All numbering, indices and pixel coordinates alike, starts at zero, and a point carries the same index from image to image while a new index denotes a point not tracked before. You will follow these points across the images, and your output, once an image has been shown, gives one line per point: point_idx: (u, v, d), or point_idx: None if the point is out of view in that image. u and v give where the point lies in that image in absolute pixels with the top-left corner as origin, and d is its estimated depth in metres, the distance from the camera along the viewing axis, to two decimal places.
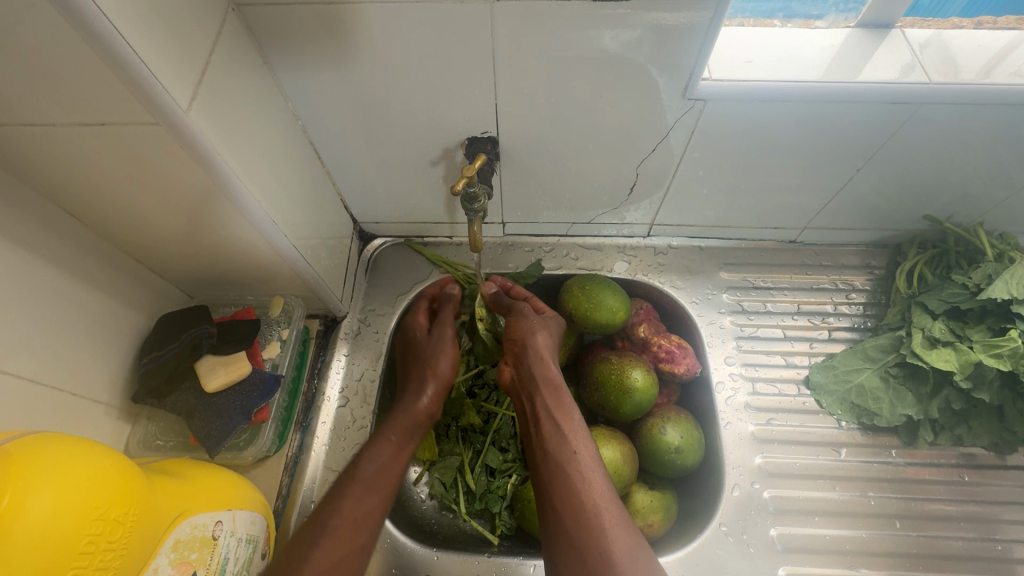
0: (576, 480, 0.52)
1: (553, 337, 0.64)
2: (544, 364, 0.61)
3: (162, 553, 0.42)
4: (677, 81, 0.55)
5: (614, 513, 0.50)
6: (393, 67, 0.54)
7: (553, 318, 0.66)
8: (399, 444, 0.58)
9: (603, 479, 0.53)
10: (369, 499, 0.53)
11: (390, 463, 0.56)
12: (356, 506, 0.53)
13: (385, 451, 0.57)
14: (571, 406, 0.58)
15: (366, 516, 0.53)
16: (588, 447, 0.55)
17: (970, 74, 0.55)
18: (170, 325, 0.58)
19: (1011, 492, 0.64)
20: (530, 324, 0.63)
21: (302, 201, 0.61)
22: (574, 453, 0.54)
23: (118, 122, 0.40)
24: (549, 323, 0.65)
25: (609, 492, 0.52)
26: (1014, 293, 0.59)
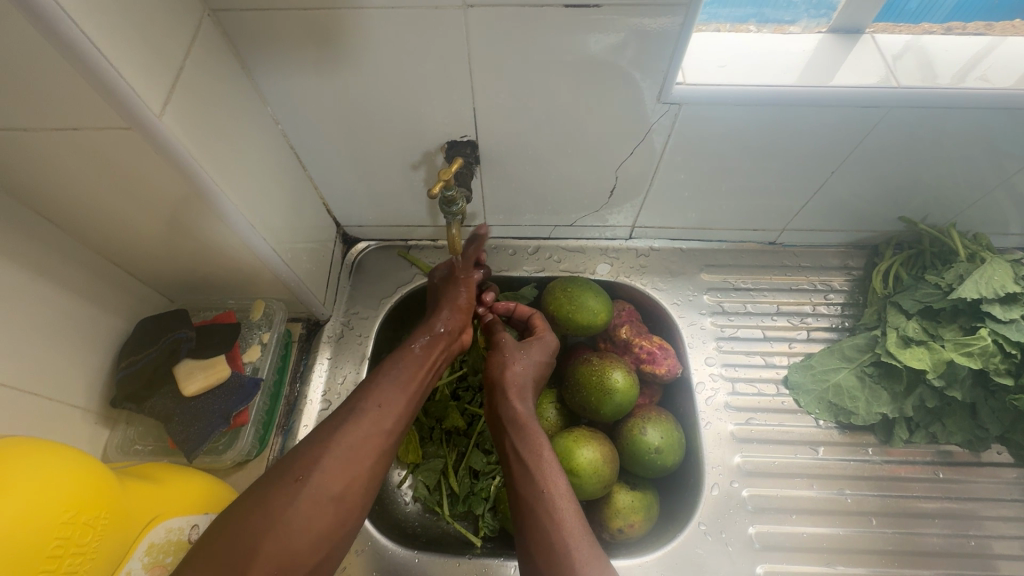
0: (546, 513, 0.52)
1: (531, 367, 0.64)
2: (520, 399, 0.62)
3: (135, 556, 0.42)
4: (653, 85, 0.56)
5: (583, 548, 0.49)
6: (372, 71, 0.55)
7: (535, 345, 0.66)
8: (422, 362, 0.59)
9: (574, 514, 0.52)
10: (389, 412, 0.54)
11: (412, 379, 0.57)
12: (379, 416, 0.53)
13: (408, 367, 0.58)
14: (542, 438, 0.58)
15: (385, 425, 0.53)
16: (558, 482, 0.55)
17: (940, 79, 0.57)
18: (149, 329, 0.57)
19: (986, 488, 0.65)
20: (506, 358, 0.64)
21: (282, 204, 0.61)
22: (545, 487, 0.54)
23: (89, 127, 0.40)
24: (527, 352, 0.65)
25: (579, 527, 0.51)
26: (983, 293, 0.60)
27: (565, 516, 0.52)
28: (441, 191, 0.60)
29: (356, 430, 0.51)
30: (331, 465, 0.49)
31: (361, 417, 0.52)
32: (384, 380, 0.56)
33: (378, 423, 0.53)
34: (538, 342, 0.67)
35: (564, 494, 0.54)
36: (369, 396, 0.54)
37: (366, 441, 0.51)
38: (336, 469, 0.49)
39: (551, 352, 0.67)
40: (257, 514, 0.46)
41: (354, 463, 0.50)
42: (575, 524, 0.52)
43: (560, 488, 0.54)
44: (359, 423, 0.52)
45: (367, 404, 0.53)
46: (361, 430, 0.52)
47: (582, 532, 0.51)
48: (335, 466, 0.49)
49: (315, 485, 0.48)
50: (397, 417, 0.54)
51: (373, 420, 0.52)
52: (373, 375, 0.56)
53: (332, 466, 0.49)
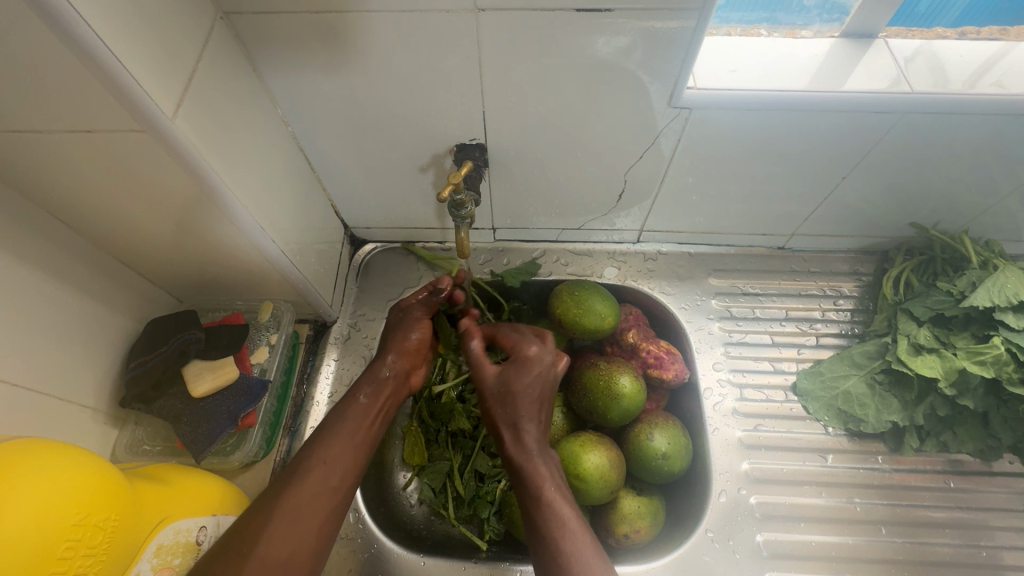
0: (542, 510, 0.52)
1: (530, 390, 0.58)
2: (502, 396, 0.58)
3: (144, 558, 0.42)
4: (664, 89, 0.55)
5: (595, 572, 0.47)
6: (383, 74, 0.55)
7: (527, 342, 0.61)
8: (369, 415, 0.57)
9: (587, 540, 0.50)
10: (334, 469, 0.51)
11: (360, 427, 0.55)
12: (323, 474, 0.51)
13: (353, 419, 0.56)
14: (543, 470, 0.54)
15: (330, 483, 0.51)
16: (566, 510, 0.51)
17: (954, 84, 0.56)
18: (159, 330, 0.58)
19: (998, 498, 0.64)
20: (501, 386, 0.59)
21: (291, 207, 0.61)
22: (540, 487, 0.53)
23: (103, 129, 0.41)
24: (524, 372, 0.59)
25: (590, 552, 0.48)
26: (996, 300, 0.59)
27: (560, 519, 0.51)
28: (450, 195, 0.60)
29: (300, 492, 0.49)
30: (275, 534, 0.46)
31: (303, 477, 0.50)
32: (328, 437, 0.53)
33: (323, 481, 0.51)
34: (533, 359, 0.60)
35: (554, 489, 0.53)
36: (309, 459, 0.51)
37: (313, 501, 0.49)
38: (281, 536, 0.47)
39: (547, 368, 0.59)
40: None
41: (299, 526, 0.48)
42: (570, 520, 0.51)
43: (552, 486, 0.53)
44: (303, 485, 0.50)
45: (311, 462, 0.51)
46: (305, 492, 0.49)
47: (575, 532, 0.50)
48: (280, 533, 0.47)
49: (258, 558, 0.45)
50: (343, 473, 0.52)
51: (318, 479, 0.50)
52: (317, 434, 0.54)
53: (278, 533, 0.47)
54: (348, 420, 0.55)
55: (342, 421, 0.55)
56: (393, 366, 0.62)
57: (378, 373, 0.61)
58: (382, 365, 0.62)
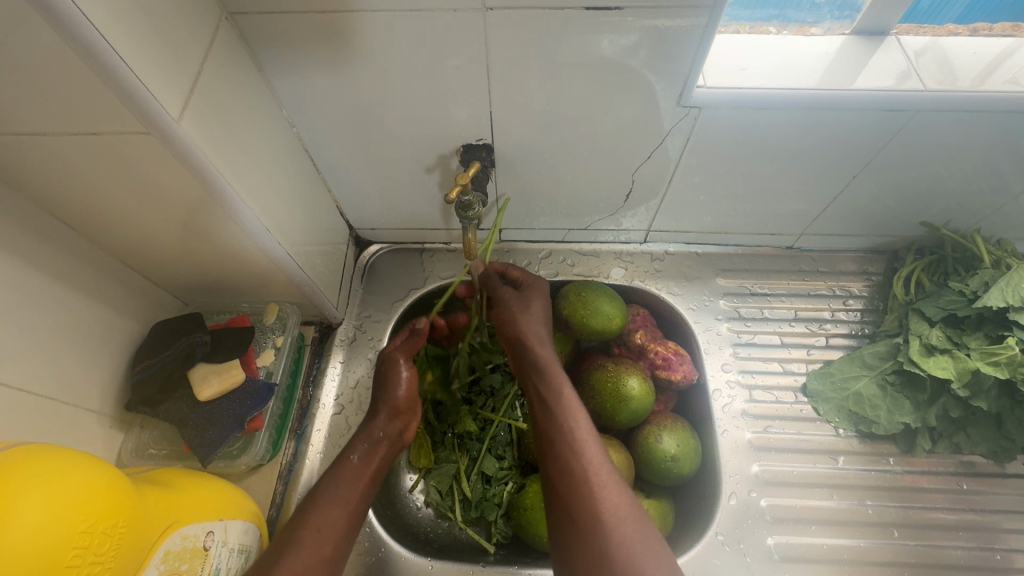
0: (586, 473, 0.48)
1: (539, 315, 0.62)
2: (539, 346, 0.58)
3: (151, 564, 0.42)
4: (673, 87, 0.55)
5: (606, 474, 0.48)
6: (389, 74, 0.54)
7: (537, 300, 0.64)
8: (364, 476, 0.56)
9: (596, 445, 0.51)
10: (328, 536, 0.49)
11: (353, 491, 0.54)
12: (317, 543, 0.48)
13: (347, 482, 0.54)
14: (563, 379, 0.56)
15: (324, 552, 0.48)
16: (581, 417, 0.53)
17: (967, 81, 0.55)
18: (164, 333, 0.57)
19: (1011, 501, 0.64)
20: (513, 309, 0.62)
21: (296, 208, 0.61)
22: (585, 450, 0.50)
23: (108, 131, 0.40)
24: (532, 303, 0.63)
25: (601, 454, 0.50)
26: (1010, 301, 0.58)
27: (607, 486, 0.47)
28: (457, 196, 0.60)
29: (293, 564, 0.46)
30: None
31: (298, 547, 0.48)
32: (323, 500, 0.52)
33: (318, 551, 0.48)
34: (536, 290, 0.65)
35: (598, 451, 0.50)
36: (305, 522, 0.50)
37: (307, 574, 0.46)
38: None
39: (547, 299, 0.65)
40: None
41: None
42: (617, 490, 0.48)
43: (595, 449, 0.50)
44: (297, 556, 0.47)
45: (304, 529, 0.49)
46: (298, 563, 0.46)
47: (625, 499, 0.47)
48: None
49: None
50: (337, 539, 0.50)
51: (312, 548, 0.48)
52: (309, 500, 0.52)
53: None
54: (341, 483, 0.54)
55: (335, 485, 0.54)
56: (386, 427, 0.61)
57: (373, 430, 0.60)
58: (376, 422, 0.60)
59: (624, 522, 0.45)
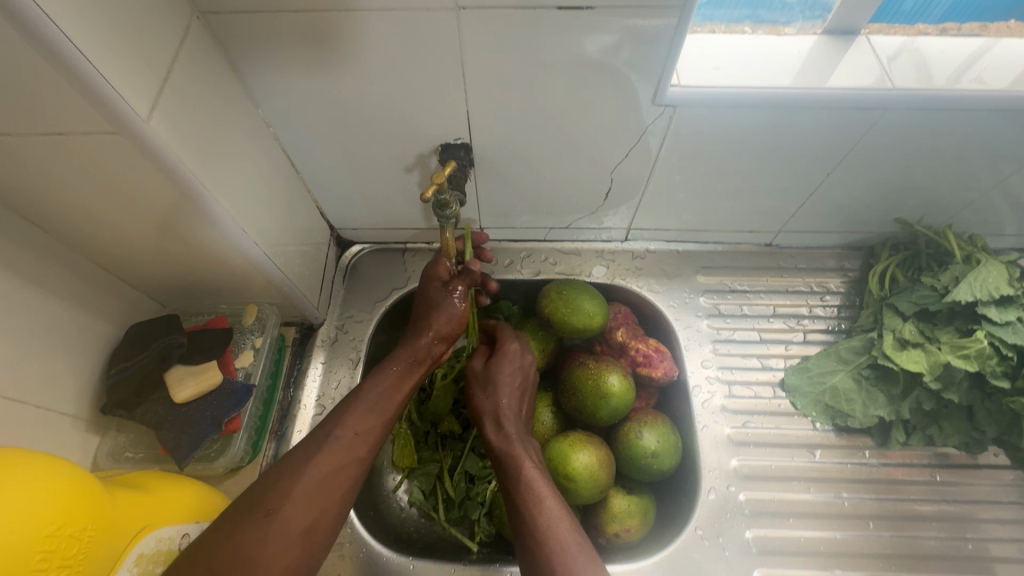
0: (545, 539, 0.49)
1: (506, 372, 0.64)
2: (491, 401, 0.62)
3: (124, 567, 0.41)
4: (649, 85, 0.55)
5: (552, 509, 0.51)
6: (366, 73, 0.54)
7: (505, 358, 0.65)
8: (403, 388, 0.56)
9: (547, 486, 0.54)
10: (365, 440, 0.52)
11: (391, 402, 0.55)
12: (352, 444, 0.51)
13: (388, 390, 0.55)
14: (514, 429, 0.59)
15: (359, 453, 0.51)
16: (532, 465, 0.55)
17: (936, 79, 0.56)
18: (141, 335, 0.57)
19: (986, 491, 0.64)
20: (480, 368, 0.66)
21: (273, 208, 0.60)
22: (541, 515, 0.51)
23: (75, 131, 0.40)
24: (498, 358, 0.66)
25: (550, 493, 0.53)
26: (978, 295, 0.60)
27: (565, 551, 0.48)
28: (434, 195, 0.59)
29: (328, 461, 0.49)
30: (301, 498, 0.47)
31: (334, 445, 0.50)
32: (362, 404, 0.53)
33: (352, 451, 0.51)
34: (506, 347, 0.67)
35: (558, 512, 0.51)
36: (343, 424, 0.51)
37: (340, 470, 0.50)
38: (304, 502, 0.47)
39: (519, 351, 0.66)
40: (225, 552, 0.43)
41: (325, 498, 0.48)
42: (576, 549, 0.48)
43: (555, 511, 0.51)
44: (332, 452, 0.50)
45: (343, 429, 0.51)
46: (334, 460, 0.49)
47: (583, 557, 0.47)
48: (306, 501, 0.47)
49: (286, 518, 0.46)
50: (372, 445, 0.52)
51: (346, 448, 0.51)
52: (349, 399, 0.54)
53: (303, 500, 0.47)
54: (382, 391, 0.55)
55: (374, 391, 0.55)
56: (432, 347, 0.60)
57: (419, 346, 0.59)
58: (422, 341, 0.59)
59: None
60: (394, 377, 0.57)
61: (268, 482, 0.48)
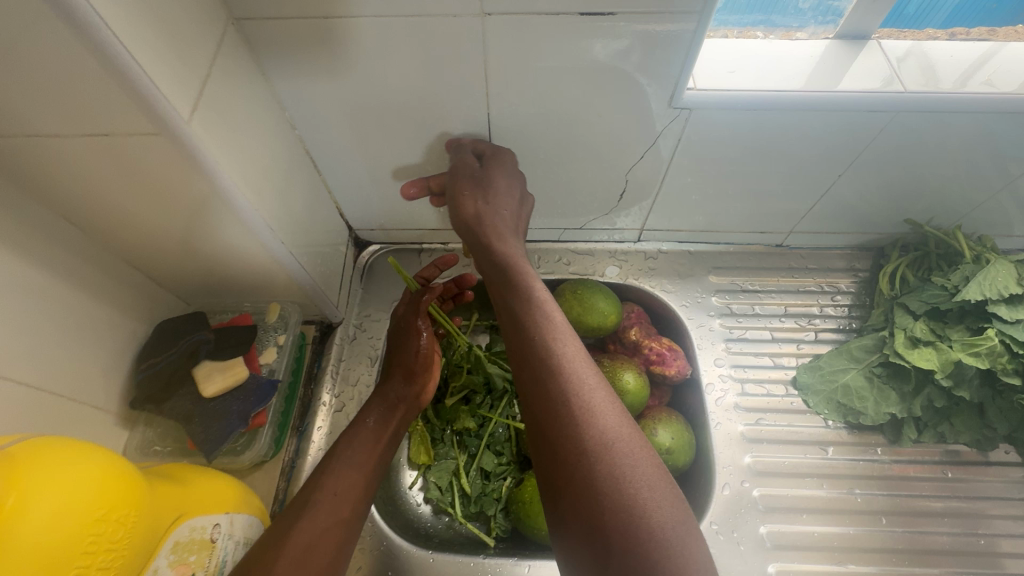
0: (588, 422, 0.44)
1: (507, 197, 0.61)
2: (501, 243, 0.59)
3: (161, 555, 0.42)
4: (664, 90, 0.57)
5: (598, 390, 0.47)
6: (389, 77, 0.56)
7: (500, 174, 0.60)
8: (376, 441, 0.59)
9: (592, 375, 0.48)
10: (344, 499, 0.53)
11: (367, 454, 0.57)
12: (334, 505, 0.52)
13: (363, 444, 0.58)
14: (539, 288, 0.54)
15: (342, 514, 0.52)
16: (572, 342, 0.50)
17: (947, 82, 0.58)
18: (169, 331, 0.57)
19: (997, 488, 0.65)
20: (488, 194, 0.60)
21: (297, 208, 0.62)
22: (579, 392, 0.46)
23: (119, 133, 0.41)
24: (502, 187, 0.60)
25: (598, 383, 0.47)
26: (988, 294, 0.60)
27: (596, 402, 0.45)
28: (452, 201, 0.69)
29: (311, 526, 0.50)
30: (284, 574, 0.46)
31: (315, 509, 0.51)
32: (338, 465, 0.55)
33: (335, 513, 0.52)
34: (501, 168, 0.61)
35: (603, 394, 0.46)
36: (320, 491, 0.52)
37: (324, 533, 0.50)
38: (290, 574, 0.46)
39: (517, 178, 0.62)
40: None
41: (309, 566, 0.48)
42: (631, 435, 0.44)
43: (595, 387, 0.47)
44: (314, 517, 0.50)
45: (321, 494, 0.52)
46: (316, 526, 0.50)
47: (636, 442, 0.43)
48: (291, 573, 0.46)
49: None
50: (352, 503, 0.53)
51: (327, 511, 0.51)
52: (324, 464, 0.56)
53: (286, 575, 0.46)
54: (357, 444, 0.58)
55: (350, 450, 0.57)
56: (376, 416, 0.62)
57: (362, 421, 0.61)
58: (365, 420, 0.61)
59: (635, 465, 0.42)
60: (373, 432, 0.60)
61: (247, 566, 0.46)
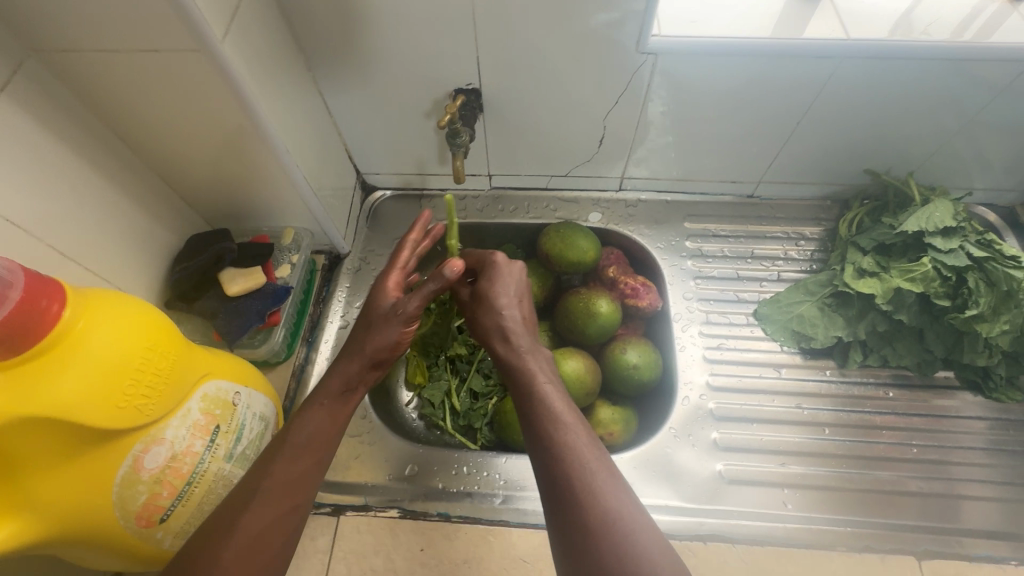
0: (561, 454, 0.48)
1: (508, 282, 0.62)
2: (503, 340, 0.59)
3: (193, 401, 0.50)
4: (631, 37, 0.63)
5: (595, 457, 0.48)
6: (392, 23, 0.64)
7: (497, 286, 0.62)
8: (334, 418, 0.53)
9: (589, 440, 0.50)
10: (299, 483, 0.49)
11: (321, 433, 0.51)
12: (284, 492, 0.48)
13: (317, 423, 0.52)
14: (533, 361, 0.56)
15: (292, 501, 0.48)
16: (569, 410, 0.51)
17: (890, 32, 0.64)
18: (199, 242, 0.66)
19: (934, 408, 0.71)
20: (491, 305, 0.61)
21: (311, 141, 0.70)
22: (579, 463, 0.47)
23: (166, 48, 0.49)
24: (502, 280, 0.62)
25: (593, 446, 0.49)
26: (924, 226, 0.66)
27: (596, 472, 0.47)
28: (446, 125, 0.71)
29: (258, 514, 0.46)
30: (230, 564, 0.44)
31: (262, 497, 0.47)
32: (288, 448, 0.50)
33: (284, 500, 0.48)
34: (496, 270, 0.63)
35: (599, 462, 0.48)
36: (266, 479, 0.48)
37: (276, 521, 0.47)
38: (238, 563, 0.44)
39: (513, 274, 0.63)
40: None
41: (260, 554, 0.45)
42: (634, 509, 0.45)
43: (593, 456, 0.48)
44: (262, 505, 0.47)
45: (268, 481, 0.48)
46: (264, 515, 0.46)
47: (634, 519, 0.44)
48: (238, 561, 0.44)
49: None
50: (308, 487, 0.50)
51: (278, 497, 0.47)
52: (278, 441, 0.51)
53: (234, 561, 0.44)
54: (312, 422, 0.52)
55: (304, 426, 0.51)
56: (333, 388, 0.54)
57: (317, 400, 0.53)
58: (322, 393, 0.54)
59: (634, 540, 0.43)
60: (325, 414, 0.53)
61: (201, 541, 0.45)
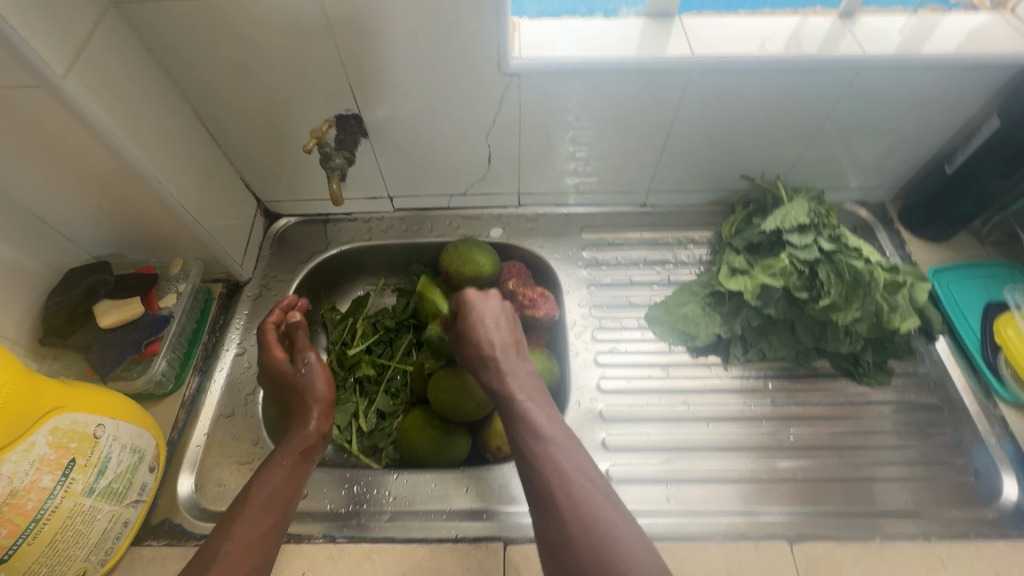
0: (555, 476, 0.53)
1: (491, 319, 0.65)
2: (484, 366, 0.63)
3: (39, 433, 0.49)
4: (491, 59, 0.67)
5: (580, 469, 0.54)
6: (261, 55, 0.66)
7: (479, 308, 0.66)
8: (292, 478, 0.60)
9: (571, 453, 0.55)
10: (258, 546, 0.54)
11: (276, 495, 0.58)
12: (244, 553, 0.53)
13: (274, 485, 0.58)
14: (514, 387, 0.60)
15: (253, 560, 0.53)
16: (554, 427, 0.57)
17: (731, 47, 0.69)
18: (71, 276, 0.66)
19: (811, 396, 0.75)
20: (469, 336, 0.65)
21: (194, 171, 0.71)
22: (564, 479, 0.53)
23: (5, 85, 0.50)
24: (485, 308, 0.66)
25: (580, 463, 0.54)
26: (780, 225, 0.72)
27: (584, 491, 0.52)
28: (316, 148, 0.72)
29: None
30: None
31: (223, 561, 0.52)
32: (245, 514, 0.56)
33: (242, 561, 0.53)
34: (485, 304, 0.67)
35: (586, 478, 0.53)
36: (251, 499, 0.57)
37: None
38: None
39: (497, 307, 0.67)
40: None
41: None
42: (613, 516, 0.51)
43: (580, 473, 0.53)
44: (225, 567, 0.51)
45: (228, 546, 0.53)
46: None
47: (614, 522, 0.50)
48: None
49: None
50: (266, 547, 0.55)
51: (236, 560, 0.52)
52: (237, 507, 0.57)
53: None
54: (270, 485, 0.58)
55: (262, 491, 0.58)
56: (284, 456, 0.61)
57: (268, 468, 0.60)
58: (278, 463, 0.61)
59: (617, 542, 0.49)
60: (282, 474, 0.60)
61: None
